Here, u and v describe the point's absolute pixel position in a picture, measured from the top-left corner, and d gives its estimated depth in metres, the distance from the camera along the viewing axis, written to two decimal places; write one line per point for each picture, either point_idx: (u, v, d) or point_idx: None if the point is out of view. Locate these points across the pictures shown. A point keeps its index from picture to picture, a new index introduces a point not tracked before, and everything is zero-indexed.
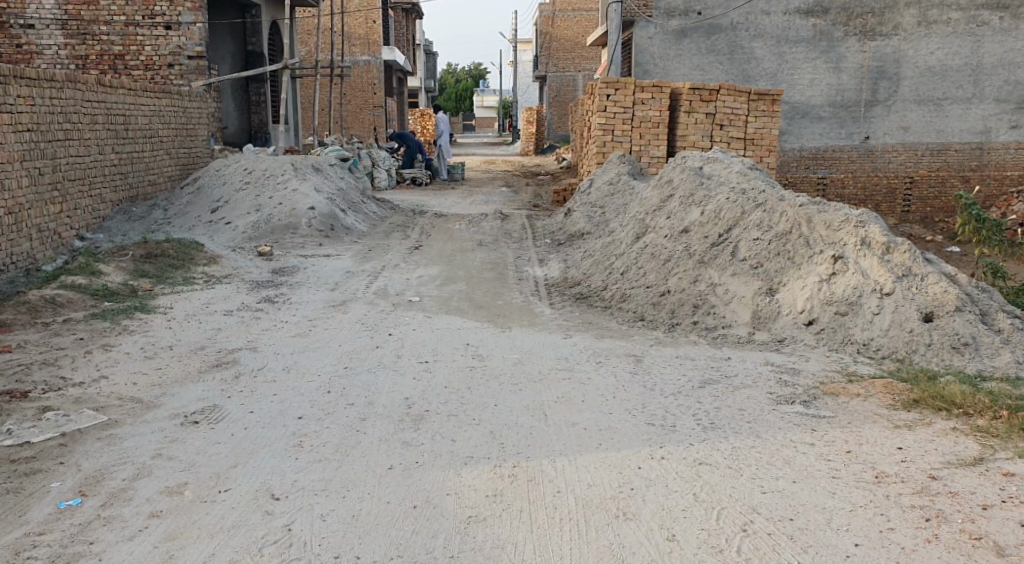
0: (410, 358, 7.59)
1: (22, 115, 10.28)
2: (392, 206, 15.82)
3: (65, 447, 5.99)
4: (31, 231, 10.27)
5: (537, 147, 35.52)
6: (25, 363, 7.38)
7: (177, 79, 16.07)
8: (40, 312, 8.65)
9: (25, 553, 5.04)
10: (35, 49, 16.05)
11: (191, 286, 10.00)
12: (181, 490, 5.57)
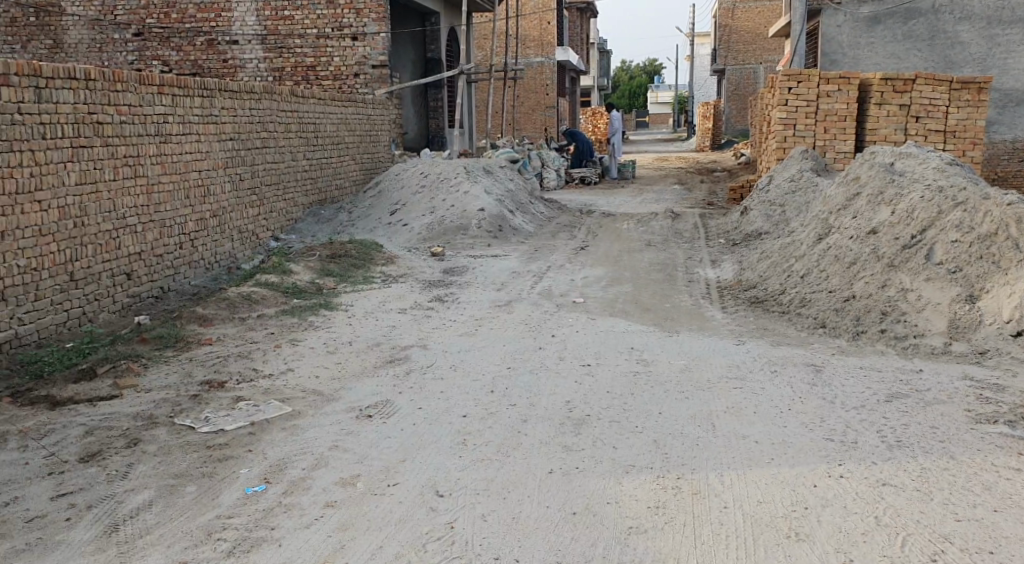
0: (573, 360, 7.45)
1: (226, 124, 10.76)
2: (560, 205, 15.77)
3: (253, 436, 6.15)
4: (233, 232, 10.93)
5: (715, 142, 34.54)
6: (222, 356, 7.70)
7: (362, 88, 16.56)
8: (238, 307, 8.97)
9: (216, 535, 5.12)
10: (238, 63, 16.91)
11: (369, 285, 10.22)
12: (354, 482, 5.61)
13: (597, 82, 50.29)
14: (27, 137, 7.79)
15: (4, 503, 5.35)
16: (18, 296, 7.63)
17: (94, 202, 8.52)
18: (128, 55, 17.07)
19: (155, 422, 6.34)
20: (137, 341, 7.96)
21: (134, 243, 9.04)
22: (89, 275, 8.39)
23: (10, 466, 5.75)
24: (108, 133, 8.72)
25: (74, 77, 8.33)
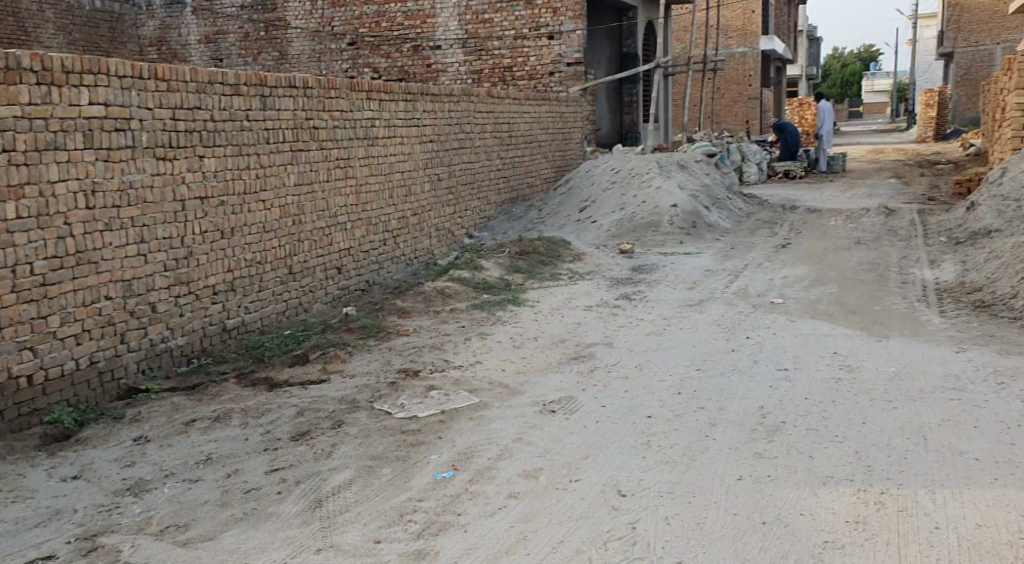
0: (768, 364, 7.10)
1: (427, 127, 10.96)
2: (760, 201, 15.22)
3: (444, 424, 6.19)
4: (432, 230, 11.17)
5: (940, 132, 32.54)
6: (416, 346, 7.83)
7: (557, 87, 16.45)
8: (434, 301, 9.16)
9: (408, 516, 5.12)
10: (441, 67, 17.35)
11: (558, 281, 10.16)
12: (538, 474, 5.53)
13: (808, 73, 48.63)
14: (253, 142, 8.17)
15: (226, 474, 5.53)
16: (245, 287, 8.13)
17: (310, 202, 8.91)
18: (344, 64, 18.04)
19: (357, 406, 6.49)
20: (344, 329, 8.36)
21: (344, 240, 9.43)
22: (307, 269, 8.88)
23: (231, 441, 6.00)
24: (322, 138, 9.05)
25: (295, 85, 8.66)
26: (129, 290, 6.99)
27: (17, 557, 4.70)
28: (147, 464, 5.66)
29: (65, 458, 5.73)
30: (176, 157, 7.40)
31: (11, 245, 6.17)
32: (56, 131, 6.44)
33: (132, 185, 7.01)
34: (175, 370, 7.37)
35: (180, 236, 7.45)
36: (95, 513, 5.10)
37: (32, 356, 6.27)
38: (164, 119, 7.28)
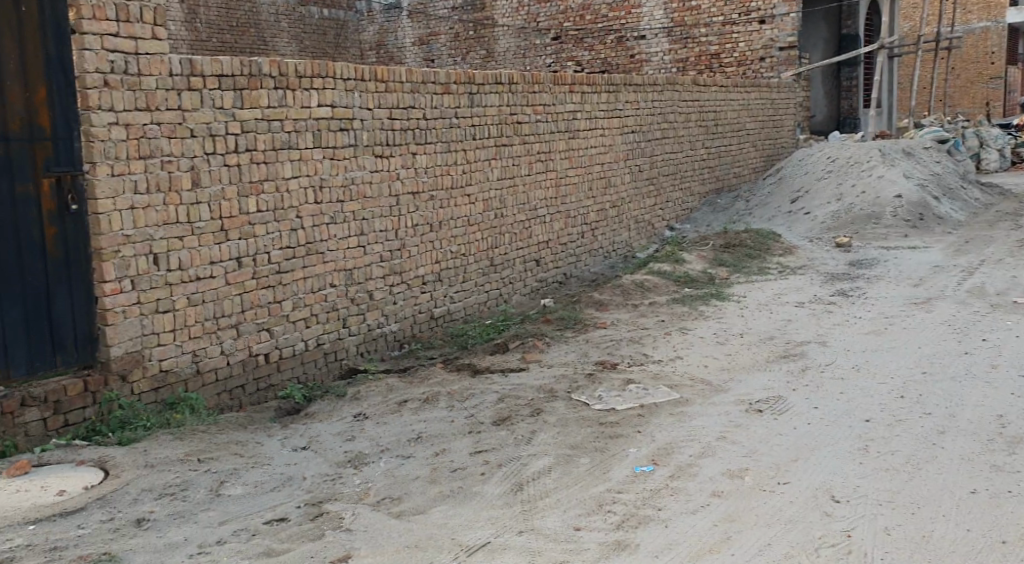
0: (1006, 371, 6.68)
1: (629, 118, 10.95)
2: (1000, 191, 14.29)
3: (642, 418, 6.21)
4: (631, 222, 11.20)
5: None
6: (615, 339, 7.89)
7: (768, 73, 15.60)
8: (631, 294, 9.20)
9: (606, 506, 5.09)
10: (644, 57, 17.14)
11: (766, 276, 9.94)
12: (742, 474, 5.41)
13: None
14: (460, 139, 8.46)
15: (433, 453, 5.78)
16: (451, 277, 8.50)
17: (511, 195, 9.16)
18: (547, 59, 18.33)
19: (556, 396, 6.63)
20: (542, 321, 8.54)
21: (542, 233, 9.65)
22: (506, 261, 9.17)
23: (439, 422, 6.27)
24: (525, 132, 9.25)
25: (500, 81, 8.85)
26: (350, 279, 7.47)
27: (254, 518, 4.91)
28: (365, 440, 6.01)
29: (295, 431, 6.20)
30: (391, 154, 7.77)
31: (252, 236, 6.69)
32: (289, 131, 6.90)
33: (353, 181, 7.44)
34: (389, 354, 7.85)
35: (394, 228, 7.85)
36: (320, 481, 5.41)
37: (269, 337, 6.86)
38: (381, 119, 7.64)
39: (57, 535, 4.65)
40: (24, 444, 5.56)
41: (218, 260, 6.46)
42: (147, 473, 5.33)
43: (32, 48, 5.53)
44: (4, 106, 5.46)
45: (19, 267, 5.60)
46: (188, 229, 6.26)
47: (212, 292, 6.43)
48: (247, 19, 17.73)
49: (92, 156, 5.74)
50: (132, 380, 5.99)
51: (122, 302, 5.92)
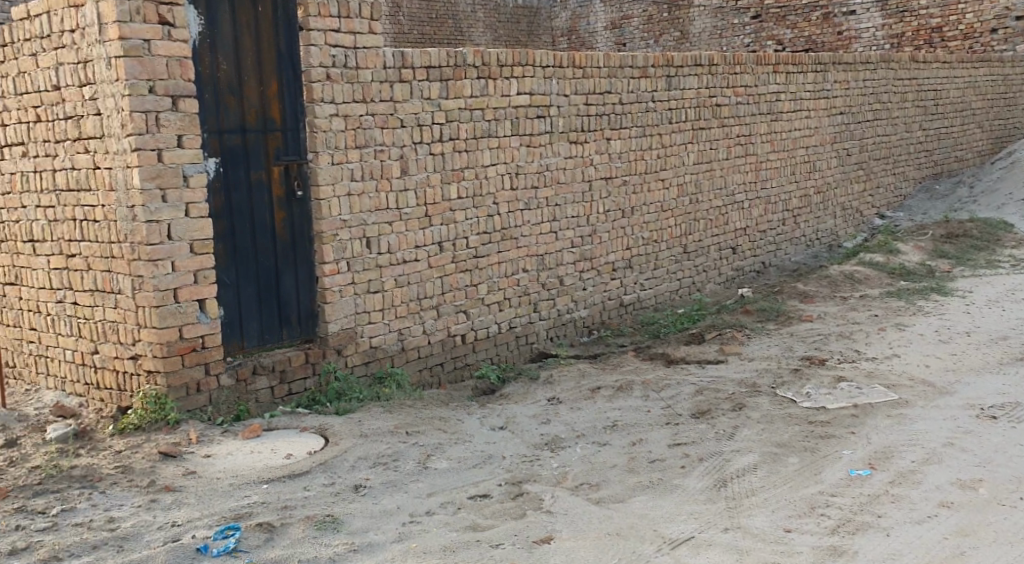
0: None
1: (837, 99, 10.55)
2: None
3: (856, 418, 5.97)
4: (837, 209, 10.83)
5: None
6: (824, 333, 7.68)
7: (1000, 45, 14.55)
8: (839, 286, 9.09)
9: (820, 510, 4.85)
10: (854, 33, 15.98)
11: (996, 270, 9.35)
12: (975, 486, 5.05)
13: None
14: (656, 123, 8.41)
15: (630, 442, 5.79)
16: (641, 264, 8.52)
17: (708, 180, 9.04)
18: (745, 39, 17.43)
19: (758, 391, 6.51)
20: (741, 311, 8.42)
21: (740, 220, 9.49)
22: (700, 248, 9.09)
23: (635, 411, 6.29)
24: (725, 115, 9.07)
25: (700, 63, 8.71)
26: (542, 264, 7.63)
27: (458, 492, 5.10)
28: (561, 424, 6.12)
29: (493, 410, 6.39)
30: (587, 140, 7.84)
31: (453, 221, 6.94)
32: (490, 120, 7.08)
33: (548, 167, 7.57)
34: (578, 339, 7.97)
35: (586, 214, 7.94)
36: (521, 461, 5.54)
37: (466, 318, 7.11)
38: (577, 104, 7.71)
39: (287, 494, 4.97)
40: (255, 409, 5.99)
41: (422, 244, 6.74)
42: (363, 442, 5.61)
43: (267, 46, 5.91)
44: (242, 100, 5.84)
45: (253, 249, 5.99)
46: (397, 214, 6.57)
47: (417, 274, 6.73)
48: (445, 11, 18.62)
49: (316, 146, 6.10)
50: (346, 353, 6.38)
51: (338, 282, 6.30)
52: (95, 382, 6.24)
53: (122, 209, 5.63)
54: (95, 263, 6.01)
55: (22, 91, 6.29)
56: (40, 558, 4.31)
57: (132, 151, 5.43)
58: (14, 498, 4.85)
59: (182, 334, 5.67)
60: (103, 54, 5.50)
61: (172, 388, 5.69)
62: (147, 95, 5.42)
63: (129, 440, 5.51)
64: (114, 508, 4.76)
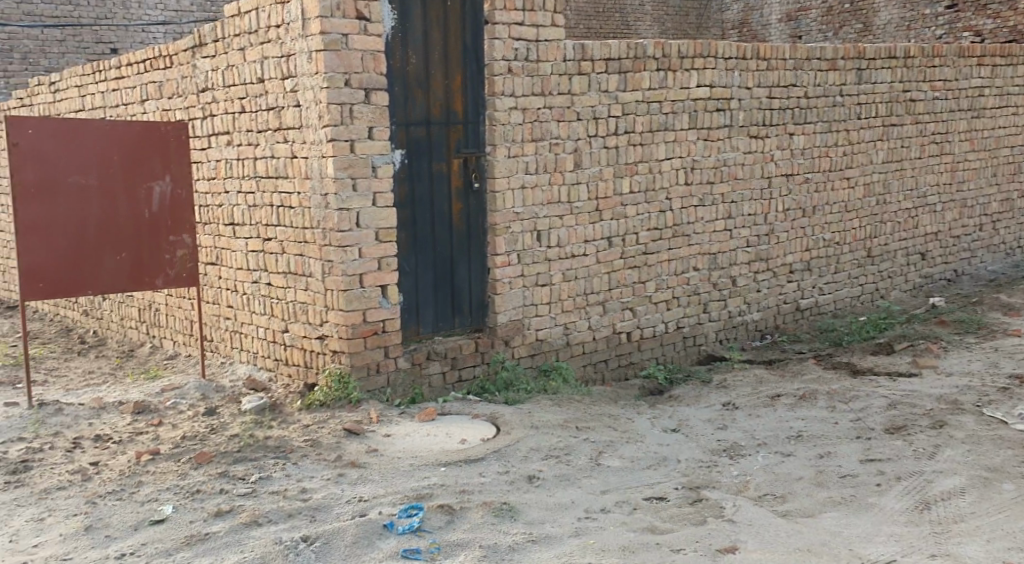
0: None
1: None
2: None
3: None
4: None
5: None
6: None
7: None
8: None
9: None
10: None
11: None
12: None
13: None
14: (844, 118, 8.11)
15: (819, 454, 5.58)
16: (822, 267, 8.31)
17: (897, 180, 8.68)
18: (938, 30, 14.20)
19: (962, 409, 6.13)
20: (936, 322, 8.09)
21: (931, 222, 9.09)
22: (886, 253, 8.76)
23: (821, 422, 6.08)
24: (919, 111, 8.65)
25: (895, 55, 8.32)
26: (714, 263, 7.55)
27: (634, 492, 5.09)
28: (740, 431, 6.01)
29: (664, 412, 6.39)
30: (768, 135, 7.65)
31: (625, 216, 6.98)
32: (667, 113, 7.04)
33: (726, 163, 7.44)
34: (750, 343, 7.87)
35: (764, 213, 7.78)
36: (697, 465, 5.48)
37: (633, 316, 7.16)
38: (760, 98, 7.52)
39: (463, 479, 5.17)
40: (428, 393, 6.28)
41: (591, 239, 6.84)
42: (535, 433, 5.74)
43: (454, 40, 6.12)
44: (428, 93, 6.08)
45: (432, 237, 6.23)
46: (568, 208, 6.69)
47: (585, 269, 6.84)
48: (613, 6, 18.89)
49: (495, 138, 6.29)
50: (513, 344, 6.57)
51: (509, 273, 6.48)
52: (283, 359, 6.66)
53: (316, 197, 5.99)
54: (289, 247, 6.41)
55: (230, 84, 6.74)
56: (242, 522, 4.70)
57: (328, 141, 5.77)
58: (217, 463, 5.36)
59: (366, 317, 6.00)
60: (305, 48, 5.86)
61: (355, 368, 6.01)
62: (343, 87, 5.75)
63: (315, 415, 5.92)
64: (305, 480, 5.16)
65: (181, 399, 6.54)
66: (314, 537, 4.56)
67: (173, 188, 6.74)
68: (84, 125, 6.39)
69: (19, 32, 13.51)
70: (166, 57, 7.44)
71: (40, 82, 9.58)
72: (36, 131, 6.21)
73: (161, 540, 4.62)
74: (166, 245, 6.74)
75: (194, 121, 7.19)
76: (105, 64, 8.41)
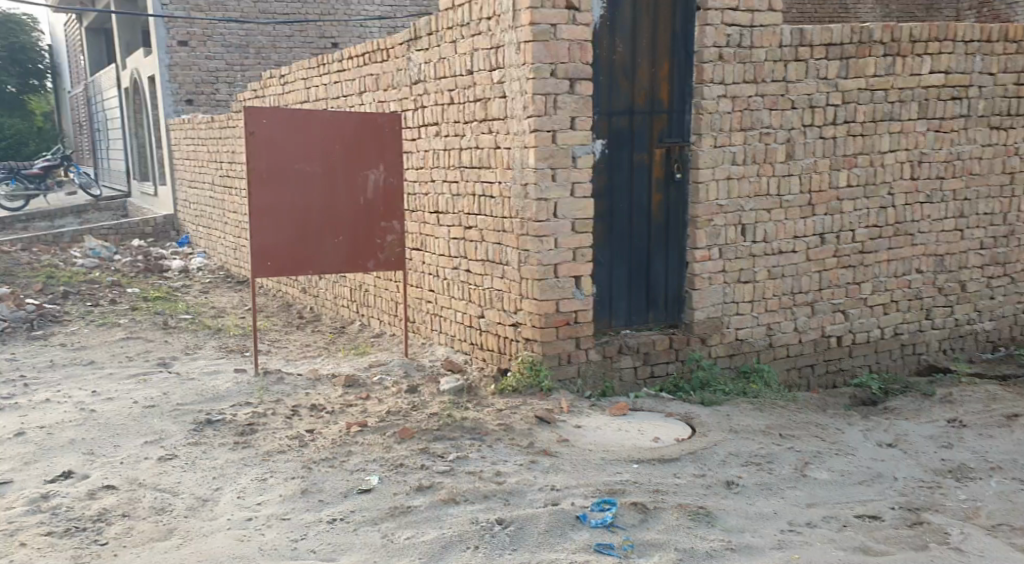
0: None
1: None
2: None
3: None
4: None
5: None
6: None
7: None
8: None
9: None
10: None
11: None
12: None
13: None
14: None
15: None
16: None
17: None
18: None
19: None
20: None
21: None
22: None
23: None
24: None
25: None
26: (942, 265, 7.06)
27: (844, 509, 4.81)
28: (968, 452, 5.57)
29: (879, 424, 6.01)
30: (1012, 127, 7.06)
31: (840, 211, 6.63)
32: (894, 101, 6.61)
33: (961, 156, 6.93)
34: (980, 355, 7.32)
35: (1003, 212, 7.19)
36: (916, 486, 5.12)
37: (844, 319, 6.79)
38: (1005, 85, 6.95)
39: (658, 478, 5.07)
40: (620, 388, 6.20)
41: (802, 235, 6.53)
42: (734, 437, 5.53)
43: (663, 28, 6.01)
44: (634, 82, 6.00)
45: (629, 229, 6.15)
46: (777, 202, 6.41)
47: (793, 266, 6.54)
48: None
49: (700, 128, 6.12)
50: (710, 343, 6.37)
51: (709, 269, 6.29)
52: (479, 343, 6.74)
53: (516, 187, 6.02)
54: (488, 235, 6.47)
55: (441, 76, 6.85)
56: (441, 500, 4.92)
57: (531, 132, 5.79)
58: (418, 439, 5.62)
59: (559, 307, 6.00)
60: (515, 39, 5.87)
61: (547, 356, 6.03)
62: (549, 78, 5.75)
63: (508, 400, 5.99)
64: (500, 463, 5.29)
65: (386, 375, 6.85)
66: (509, 521, 4.71)
67: (386, 178, 7.01)
68: (313, 115, 6.69)
69: (256, 28, 14.55)
70: (384, 51, 7.66)
71: (272, 75, 10.18)
72: (269, 121, 6.55)
73: (368, 509, 4.95)
74: (377, 230, 7.04)
75: (406, 112, 7.40)
76: (329, 58, 8.76)
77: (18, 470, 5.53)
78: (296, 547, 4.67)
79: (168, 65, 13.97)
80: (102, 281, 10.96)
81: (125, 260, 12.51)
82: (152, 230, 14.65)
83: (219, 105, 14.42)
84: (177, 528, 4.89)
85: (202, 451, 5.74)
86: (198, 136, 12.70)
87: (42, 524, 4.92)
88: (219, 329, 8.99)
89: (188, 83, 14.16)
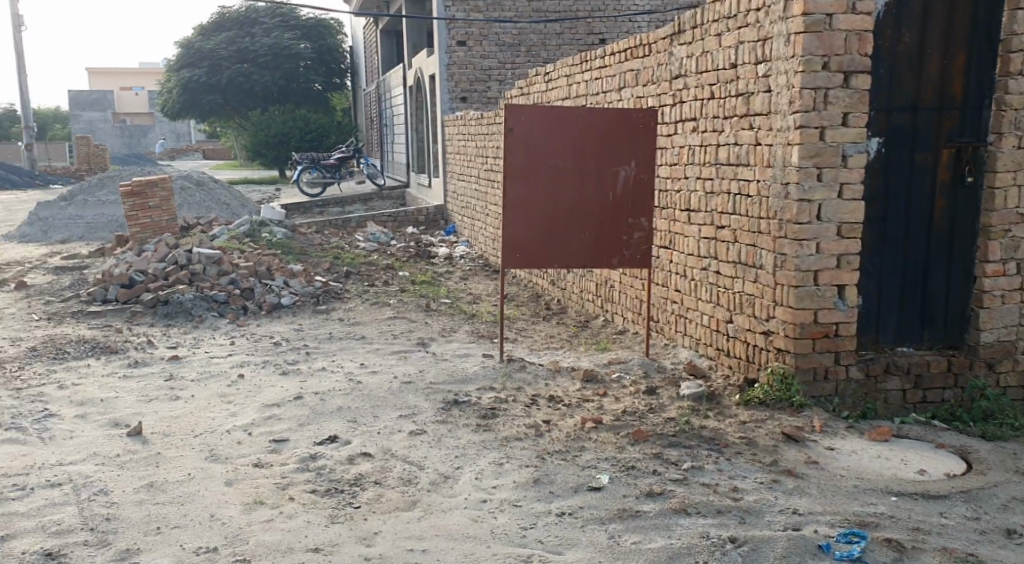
0: None
1: None
2: None
3: None
4: None
5: None
6: None
7: None
8: None
9: None
10: None
11: None
12: None
13: None
14: None
15: None
16: None
17: None
18: None
19: None
20: None
21: None
22: None
23: None
24: None
25: None
26: None
27: None
28: None
29: None
30: None
31: None
32: None
33: None
34: None
35: None
36: None
37: None
38: None
39: (920, 515, 4.55)
40: (883, 411, 5.65)
41: None
42: (1018, 480, 4.88)
43: (960, 15, 5.43)
44: (921, 75, 5.45)
45: (904, 237, 5.62)
46: None
47: None
48: None
49: (1001, 127, 5.49)
50: (999, 369, 5.74)
51: (1002, 286, 5.67)
52: (725, 349, 6.38)
53: (776, 187, 5.63)
54: (742, 236, 6.10)
55: (703, 70, 6.54)
56: (672, 509, 4.66)
57: (796, 128, 5.39)
58: (653, 443, 5.40)
59: (818, 318, 5.54)
60: (784, 31, 5.49)
61: (801, 370, 5.60)
62: (820, 71, 5.34)
63: (754, 413, 5.66)
64: (738, 479, 4.95)
65: (625, 373, 6.64)
66: (743, 540, 4.36)
67: (638, 173, 6.81)
68: (569, 111, 6.61)
69: (528, 27, 14.80)
70: (645, 46, 7.45)
71: (537, 73, 10.27)
72: (527, 118, 6.58)
73: (597, 507, 4.76)
74: (624, 227, 6.83)
75: (663, 107, 7.15)
76: (591, 54, 8.65)
77: (294, 430, 5.82)
78: (525, 535, 4.56)
79: (447, 65, 14.59)
80: (378, 263, 11.48)
81: (399, 245, 13.10)
82: (424, 219, 15.32)
83: (491, 102, 14.80)
84: (420, 501, 4.92)
85: (448, 430, 5.77)
86: (467, 131, 13.07)
87: (309, 482, 5.13)
88: (472, 314, 9.10)
89: (463, 82, 14.66)
